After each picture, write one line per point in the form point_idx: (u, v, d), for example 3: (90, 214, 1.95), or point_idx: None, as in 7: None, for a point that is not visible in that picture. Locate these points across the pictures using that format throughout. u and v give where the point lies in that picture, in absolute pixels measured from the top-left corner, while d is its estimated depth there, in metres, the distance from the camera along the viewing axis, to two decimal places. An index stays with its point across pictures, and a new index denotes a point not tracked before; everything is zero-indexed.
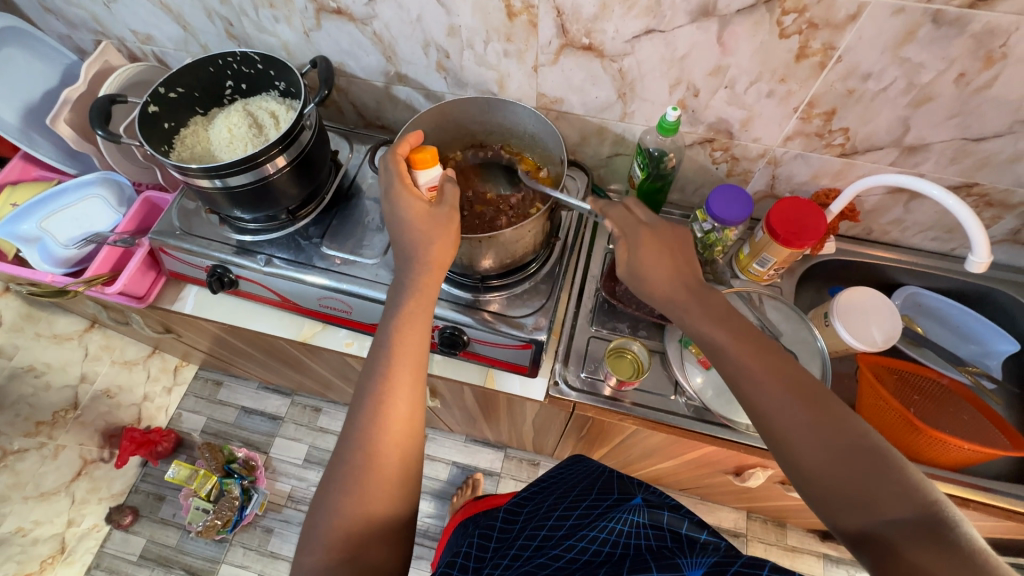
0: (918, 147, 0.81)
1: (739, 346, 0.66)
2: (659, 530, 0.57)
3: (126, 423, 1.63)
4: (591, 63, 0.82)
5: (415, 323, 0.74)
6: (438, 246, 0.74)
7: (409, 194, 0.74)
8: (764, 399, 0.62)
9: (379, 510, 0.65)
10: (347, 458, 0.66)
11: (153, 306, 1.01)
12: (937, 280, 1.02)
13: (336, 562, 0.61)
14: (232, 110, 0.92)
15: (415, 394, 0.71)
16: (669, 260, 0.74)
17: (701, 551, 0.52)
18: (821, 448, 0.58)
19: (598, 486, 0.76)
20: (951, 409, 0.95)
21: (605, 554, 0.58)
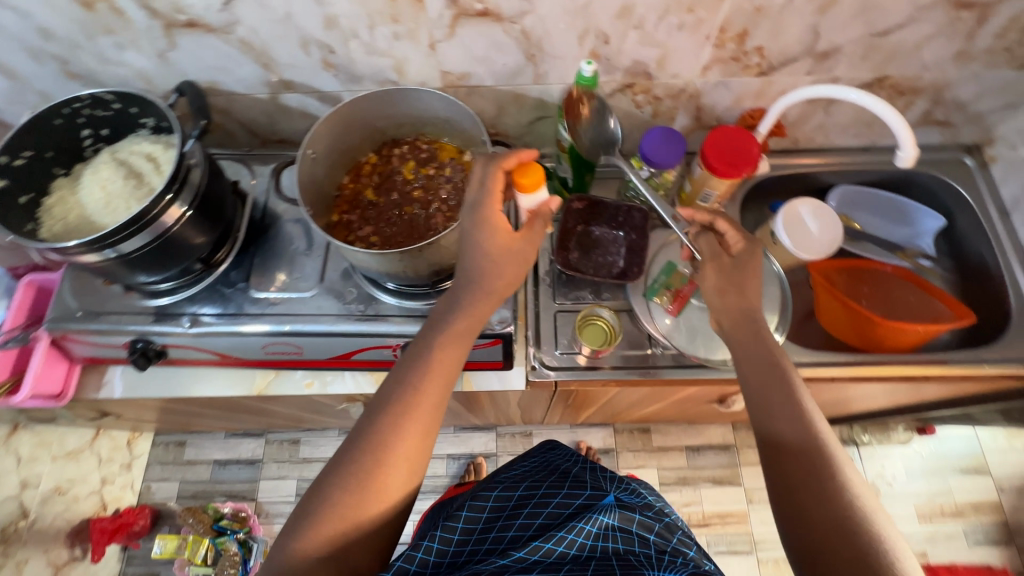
0: (829, 51, 0.81)
1: (772, 357, 0.69)
2: (626, 533, 0.61)
3: (90, 514, 1.49)
4: (490, 30, 0.76)
5: (453, 348, 0.70)
6: (504, 278, 0.71)
7: (494, 220, 0.68)
8: (778, 409, 0.64)
9: (376, 513, 0.60)
10: (353, 457, 0.62)
11: (76, 399, 0.90)
12: (865, 174, 1.05)
13: (319, 561, 0.57)
14: (100, 163, 0.80)
15: (432, 422, 0.66)
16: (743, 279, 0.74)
17: (667, 565, 0.56)
18: (812, 474, 0.58)
19: (569, 475, 0.76)
20: (899, 293, 1.00)
21: (570, 558, 0.58)
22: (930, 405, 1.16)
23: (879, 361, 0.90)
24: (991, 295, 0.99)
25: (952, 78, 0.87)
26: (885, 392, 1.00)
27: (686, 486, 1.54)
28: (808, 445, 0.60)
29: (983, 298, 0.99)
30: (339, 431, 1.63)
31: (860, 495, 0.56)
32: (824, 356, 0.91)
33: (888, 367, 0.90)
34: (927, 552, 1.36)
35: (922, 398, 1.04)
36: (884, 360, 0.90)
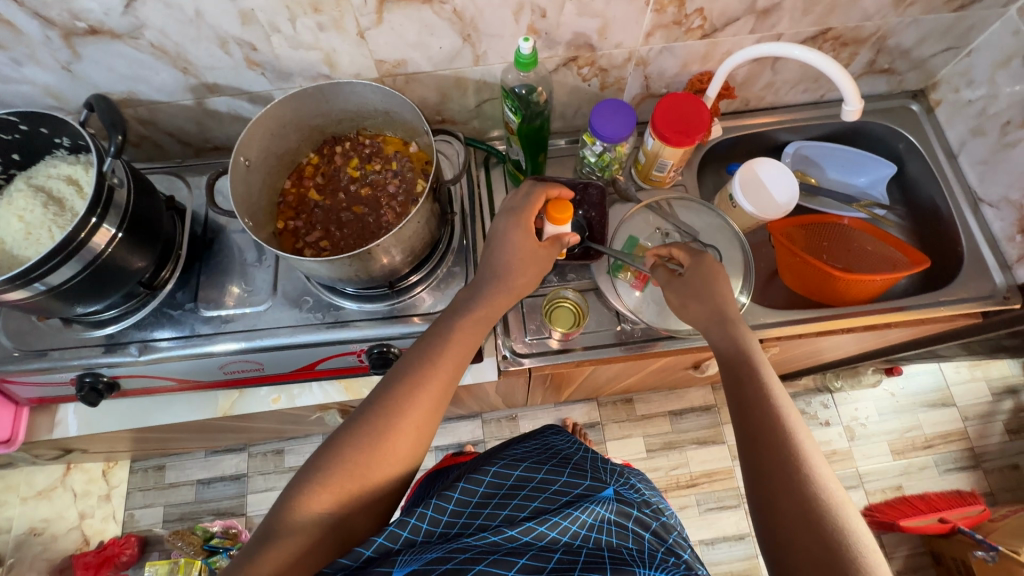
0: (771, 8, 0.79)
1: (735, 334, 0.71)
2: (621, 527, 0.60)
3: (71, 551, 1.48)
4: (420, 12, 0.71)
5: (464, 337, 0.70)
6: (523, 278, 0.74)
7: (524, 230, 0.73)
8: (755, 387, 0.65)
9: (384, 477, 0.60)
10: (367, 417, 0.62)
11: (28, 442, 0.86)
12: (817, 128, 1.05)
13: (325, 518, 0.57)
14: (14, 191, 0.74)
15: (441, 400, 0.66)
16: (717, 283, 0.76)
17: (661, 566, 0.54)
18: (768, 436, 0.60)
19: (571, 459, 0.73)
20: (857, 245, 1.01)
21: (561, 546, 0.56)
22: (896, 348, 1.20)
23: (841, 313, 0.92)
24: (944, 238, 1.01)
25: (893, 24, 0.86)
26: (850, 341, 1.02)
27: (672, 450, 1.57)
28: (764, 412, 0.62)
29: (938, 241, 1.01)
30: (323, 436, 1.60)
31: (813, 459, 0.58)
32: (790, 314, 0.92)
33: (850, 319, 0.91)
34: (903, 486, 1.42)
35: (886, 343, 1.07)
36: (846, 312, 0.92)
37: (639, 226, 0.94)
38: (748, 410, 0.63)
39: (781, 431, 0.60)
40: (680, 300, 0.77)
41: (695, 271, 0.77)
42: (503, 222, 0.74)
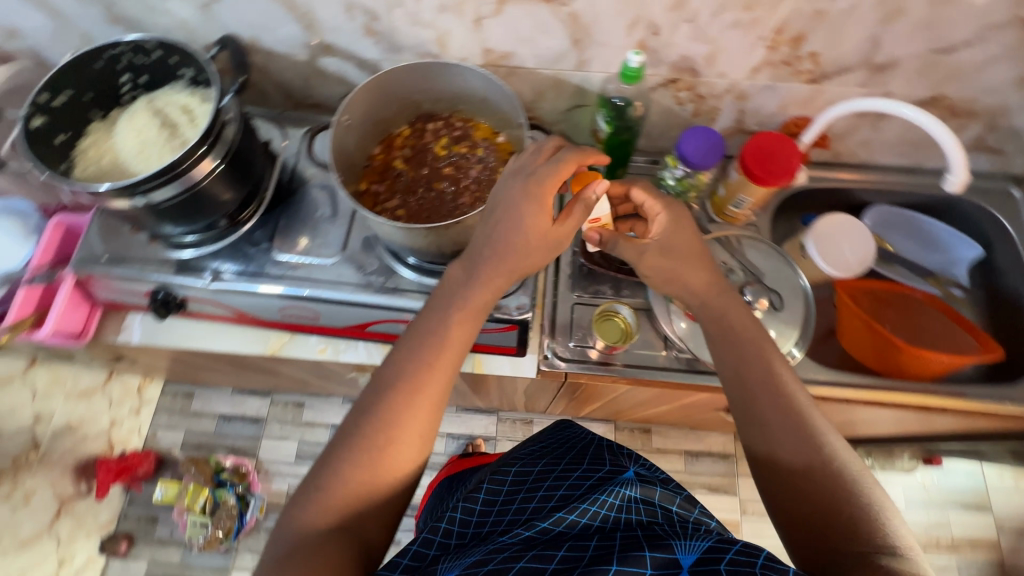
0: (887, 65, 0.78)
1: (729, 314, 0.73)
2: (650, 505, 0.60)
3: (99, 452, 1.52)
4: (538, 10, 0.74)
5: (461, 329, 0.68)
6: (531, 259, 0.68)
7: (538, 204, 0.66)
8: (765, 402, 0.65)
9: (381, 481, 0.61)
10: (359, 425, 0.62)
11: (95, 340, 0.92)
12: (905, 195, 1.02)
13: (333, 529, 0.58)
14: (135, 110, 0.80)
15: (436, 408, 0.65)
16: (692, 243, 0.77)
17: (695, 536, 0.54)
18: (779, 417, 0.63)
19: (585, 451, 0.77)
20: (924, 320, 0.97)
21: (594, 530, 0.58)
22: (942, 437, 1.14)
23: (898, 388, 0.89)
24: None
25: (1011, 104, 0.83)
26: (898, 418, 0.98)
27: None
28: (771, 391, 0.65)
29: (1017, 333, 0.96)
30: (344, 399, 1.65)
31: (822, 428, 0.62)
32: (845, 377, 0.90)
33: (906, 395, 0.88)
34: None
35: (934, 428, 1.02)
36: (903, 387, 0.89)
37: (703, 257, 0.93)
38: (752, 390, 0.66)
39: (788, 407, 0.63)
40: (673, 266, 0.75)
41: (673, 233, 0.76)
42: (512, 187, 0.67)
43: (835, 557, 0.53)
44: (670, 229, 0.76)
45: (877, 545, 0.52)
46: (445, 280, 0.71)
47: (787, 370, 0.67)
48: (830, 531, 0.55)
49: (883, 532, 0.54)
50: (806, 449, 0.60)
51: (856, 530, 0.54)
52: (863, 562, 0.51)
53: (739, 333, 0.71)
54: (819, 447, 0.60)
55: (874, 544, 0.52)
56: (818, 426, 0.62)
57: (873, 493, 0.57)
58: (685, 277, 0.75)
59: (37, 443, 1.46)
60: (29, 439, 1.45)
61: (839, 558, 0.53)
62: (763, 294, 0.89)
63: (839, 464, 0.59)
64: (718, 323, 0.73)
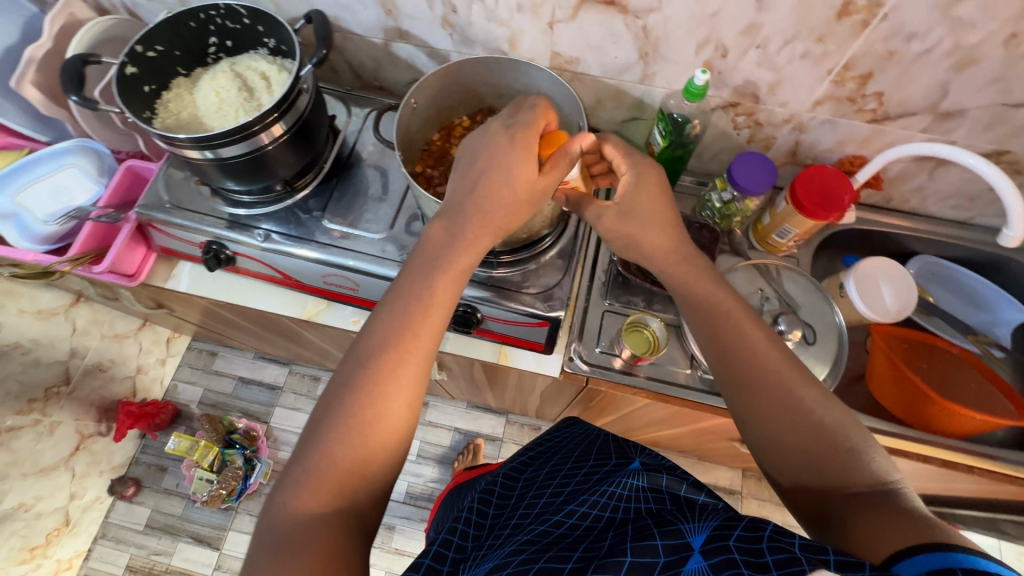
0: (953, 113, 0.77)
1: (693, 284, 0.71)
2: (658, 493, 0.59)
3: (122, 397, 1.59)
4: (612, 20, 0.76)
5: (441, 291, 0.65)
6: (501, 202, 0.66)
7: (512, 144, 0.64)
8: (748, 384, 0.62)
9: (375, 454, 0.59)
10: (349, 399, 0.59)
11: (145, 284, 0.96)
12: (953, 248, 1.01)
13: (326, 513, 0.55)
14: (218, 71, 0.84)
15: (425, 360, 0.64)
16: (658, 207, 0.71)
17: (703, 517, 0.51)
18: (760, 381, 0.62)
19: (593, 449, 0.76)
20: (959, 376, 0.95)
21: (607, 519, 0.58)
22: (960, 502, 1.11)
23: (923, 440, 0.88)
24: None
25: None
26: (918, 472, 0.96)
27: None
28: (747, 354, 0.64)
29: None
30: None
31: (802, 382, 0.61)
32: (870, 421, 0.88)
33: (930, 448, 0.87)
34: None
35: (955, 489, 1.00)
36: (928, 439, 0.88)
37: (742, 281, 0.92)
38: (731, 357, 0.64)
39: (767, 368, 0.62)
40: (630, 231, 0.72)
41: (636, 195, 0.70)
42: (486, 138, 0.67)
43: (832, 505, 0.53)
44: (634, 189, 0.70)
45: (867, 487, 0.52)
46: (426, 241, 0.68)
47: (761, 332, 0.66)
48: (823, 481, 0.55)
49: (876, 476, 0.53)
50: (789, 409, 0.59)
51: (849, 476, 0.54)
52: (858, 506, 0.51)
53: (715, 300, 0.69)
54: (800, 403, 0.59)
55: (868, 486, 0.52)
56: (799, 381, 0.61)
57: (860, 436, 0.57)
58: (643, 240, 0.72)
59: (67, 377, 1.49)
60: (61, 372, 1.48)
61: (837, 506, 0.53)
62: (797, 325, 0.87)
63: (824, 416, 0.58)
64: (696, 302, 0.70)
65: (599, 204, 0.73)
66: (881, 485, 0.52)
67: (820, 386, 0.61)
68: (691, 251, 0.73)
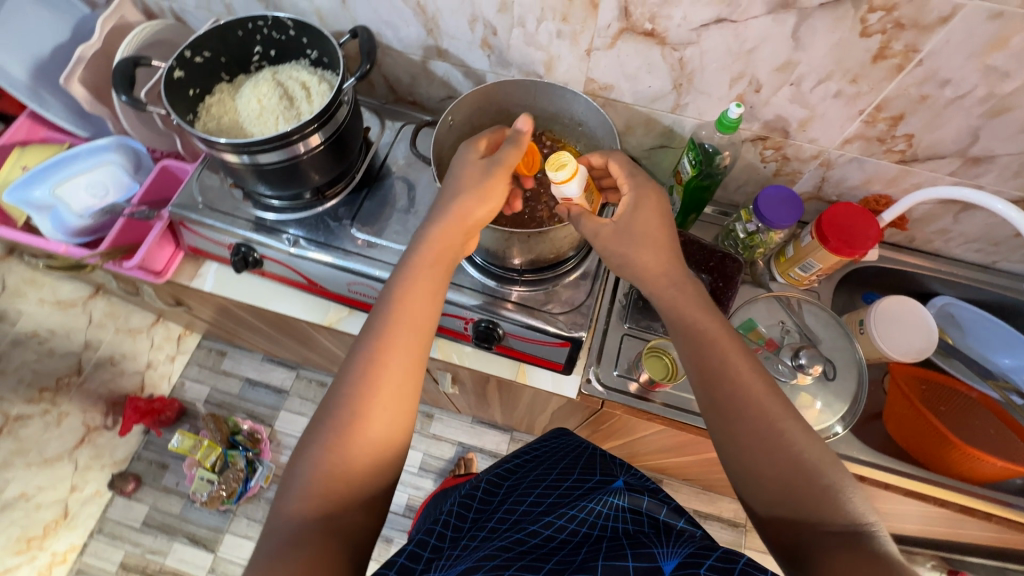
0: (982, 157, 0.78)
1: (679, 307, 0.65)
2: (636, 514, 0.63)
3: (130, 391, 1.58)
4: (649, 50, 0.77)
5: (419, 295, 0.66)
6: (463, 204, 0.68)
7: (472, 149, 0.71)
8: (730, 413, 0.58)
9: (356, 466, 0.59)
10: (332, 413, 0.60)
11: (171, 281, 0.97)
12: (974, 291, 1.00)
13: (316, 520, 0.56)
14: (260, 78, 0.86)
15: (411, 369, 0.63)
16: (660, 229, 0.68)
17: (679, 542, 0.55)
18: (740, 411, 0.57)
19: (579, 463, 0.79)
20: (978, 421, 0.94)
21: (585, 534, 0.62)
22: (972, 548, 1.09)
23: (941, 483, 0.89)
24: None
25: None
26: (929, 515, 0.96)
27: None
28: (729, 381, 0.59)
29: None
30: None
31: (783, 414, 0.56)
32: (885, 462, 0.89)
33: (947, 492, 0.88)
34: None
35: (966, 535, 0.98)
36: (946, 483, 0.89)
37: (763, 313, 0.94)
38: (713, 384, 0.60)
39: (749, 397, 0.58)
40: (625, 251, 0.68)
41: (635, 215, 0.68)
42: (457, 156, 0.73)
43: (805, 543, 0.50)
44: (636, 209, 0.68)
45: (843, 528, 0.49)
46: (413, 252, 0.68)
47: (745, 357, 0.61)
48: (797, 517, 0.51)
49: (853, 518, 0.50)
50: (768, 442, 0.55)
51: (825, 514, 0.50)
52: (830, 548, 0.48)
53: (698, 324, 0.63)
54: (781, 437, 0.55)
55: (843, 525, 0.49)
56: (779, 411, 0.57)
57: (838, 470, 0.53)
58: (636, 262, 0.68)
59: (79, 368, 1.50)
60: (74, 363, 1.49)
61: (810, 545, 0.50)
62: (818, 360, 0.85)
63: (803, 450, 0.54)
64: (684, 325, 0.64)
65: (596, 221, 0.69)
66: (856, 527, 0.49)
67: (801, 417, 0.57)
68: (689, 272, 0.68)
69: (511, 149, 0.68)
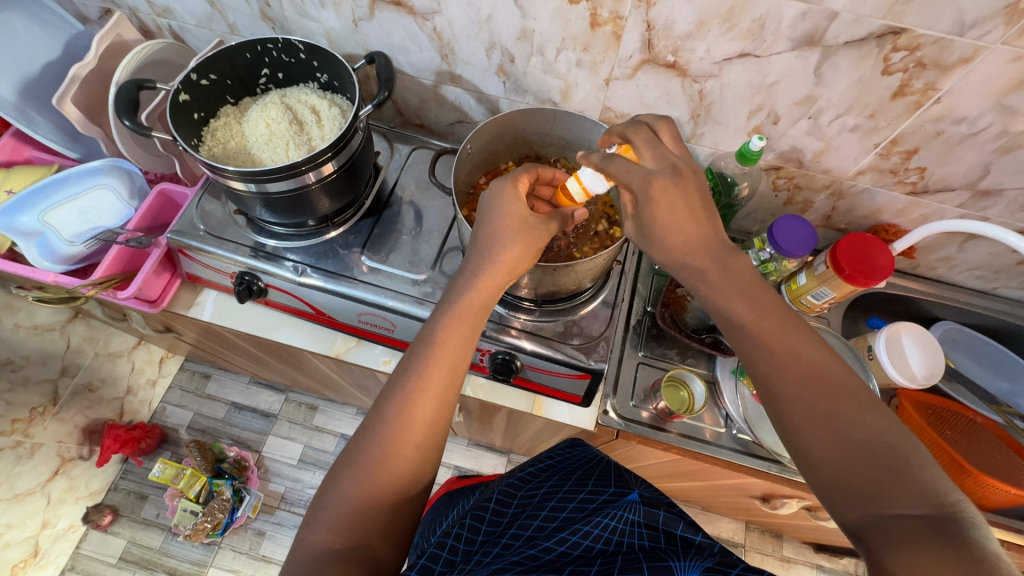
0: (991, 191, 0.80)
1: (710, 278, 0.57)
2: (652, 531, 0.53)
3: (110, 419, 1.46)
4: (670, 81, 0.77)
5: (461, 325, 0.64)
6: (515, 251, 0.65)
7: (516, 195, 0.66)
8: (787, 395, 0.51)
9: (382, 509, 0.55)
10: (356, 458, 0.57)
11: (166, 310, 0.92)
12: (975, 316, 1.02)
13: (342, 550, 0.52)
14: (268, 102, 0.83)
15: (444, 403, 0.61)
16: (681, 214, 0.58)
17: (695, 556, 0.49)
18: (798, 391, 0.51)
19: (593, 471, 0.66)
20: (984, 446, 0.95)
21: (598, 552, 0.52)
22: None
23: None
24: None
25: None
26: None
27: None
28: (777, 359, 0.53)
29: None
30: (358, 411, 1.53)
31: (845, 390, 0.50)
32: None
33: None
34: None
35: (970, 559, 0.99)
36: None
37: None
38: (755, 363, 0.54)
39: (797, 373, 0.51)
40: None
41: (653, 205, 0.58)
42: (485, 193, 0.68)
43: (880, 530, 0.44)
44: (646, 205, 0.57)
45: (924, 511, 0.43)
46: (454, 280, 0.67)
47: (799, 331, 0.54)
48: (868, 501, 0.45)
49: (937, 501, 0.43)
50: (834, 422, 0.49)
51: (896, 495, 0.44)
52: (907, 534, 0.42)
53: (732, 310, 0.56)
54: (844, 415, 0.49)
55: (921, 508, 0.43)
56: (837, 387, 0.50)
57: (909, 448, 0.46)
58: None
59: (55, 397, 1.43)
60: (49, 392, 1.43)
61: (877, 530, 0.44)
62: None
63: (867, 426, 0.48)
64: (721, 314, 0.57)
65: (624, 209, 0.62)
66: (937, 508, 0.42)
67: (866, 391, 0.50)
68: (722, 246, 0.59)
69: (514, 200, 0.66)
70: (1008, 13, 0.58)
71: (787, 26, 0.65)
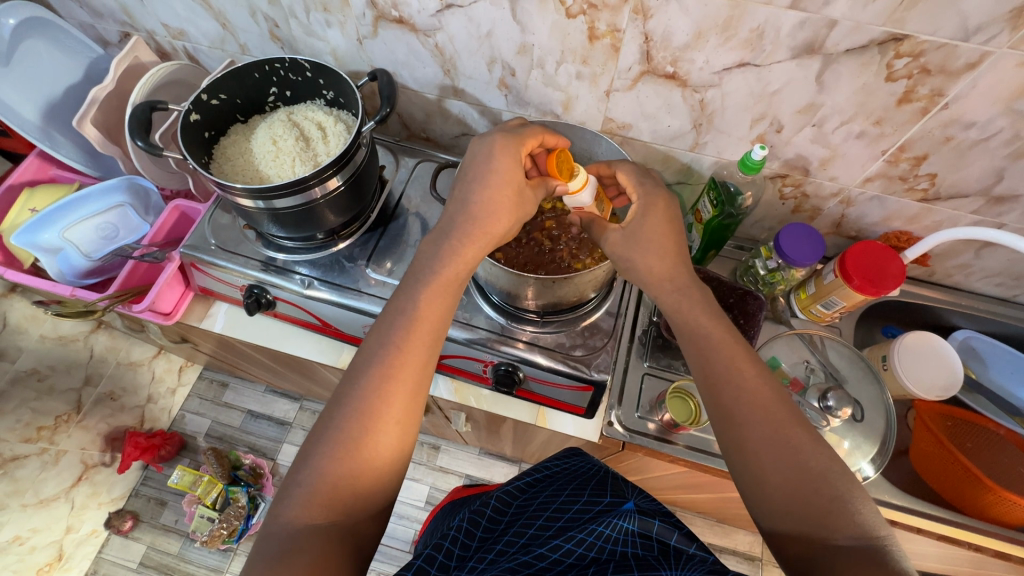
0: (1007, 197, 0.77)
1: (685, 312, 0.65)
2: (646, 540, 0.52)
3: (130, 426, 1.49)
4: (670, 91, 0.77)
5: (437, 299, 0.64)
6: (502, 223, 0.67)
7: (517, 163, 0.67)
8: (745, 423, 0.56)
9: (366, 485, 0.55)
10: (332, 432, 0.56)
11: (180, 322, 0.95)
12: (998, 326, 0.99)
13: (322, 526, 0.52)
14: (276, 119, 0.86)
15: (421, 375, 0.61)
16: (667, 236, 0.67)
17: (686, 564, 0.48)
18: (756, 420, 0.56)
19: (591, 482, 0.65)
20: (1010, 461, 0.90)
21: (590, 561, 0.51)
22: None
23: (970, 527, 0.85)
24: None
25: None
26: (959, 557, 0.93)
27: None
28: (738, 388, 0.58)
29: None
30: None
31: (795, 423, 0.55)
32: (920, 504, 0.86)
33: (964, 531, 0.85)
34: None
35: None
36: (974, 525, 0.85)
37: (785, 351, 0.92)
38: (720, 389, 0.59)
39: (755, 406, 0.56)
40: (631, 256, 0.67)
41: (644, 220, 0.66)
42: (489, 142, 0.68)
43: (821, 556, 0.47)
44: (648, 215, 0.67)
45: (859, 540, 0.47)
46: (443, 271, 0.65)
47: (751, 368, 0.60)
48: (813, 529, 0.49)
49: (869, 533, 0.48)
50: (784, 452, 0.53)
51: (835, 526, 0.49)
52: (849, 561, 0.46)
53: (704, 328, 0.63)
54: (796, 445, 0.54)
55: (855, 540, 0.47)
56: (788, 421, 0.55)
57: (848, 484, 0.51)
58: (642, 267, 0.67)
59: (78, 405, 1.46)
60: (73, 400, 1.45)
61: (824, 561, 0.47)
62: (846, 403, 0.83)
63: (810, 461, 0.53)
64: (696, 342, 0.63)
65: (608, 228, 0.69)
66: (868, 540, 0.47)
67: (809, 425, 0.56)
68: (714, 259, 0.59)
69: (506, 163, 0.66)
70: (1013, 17, 0.57)
71: (786, 35, 0.65)
